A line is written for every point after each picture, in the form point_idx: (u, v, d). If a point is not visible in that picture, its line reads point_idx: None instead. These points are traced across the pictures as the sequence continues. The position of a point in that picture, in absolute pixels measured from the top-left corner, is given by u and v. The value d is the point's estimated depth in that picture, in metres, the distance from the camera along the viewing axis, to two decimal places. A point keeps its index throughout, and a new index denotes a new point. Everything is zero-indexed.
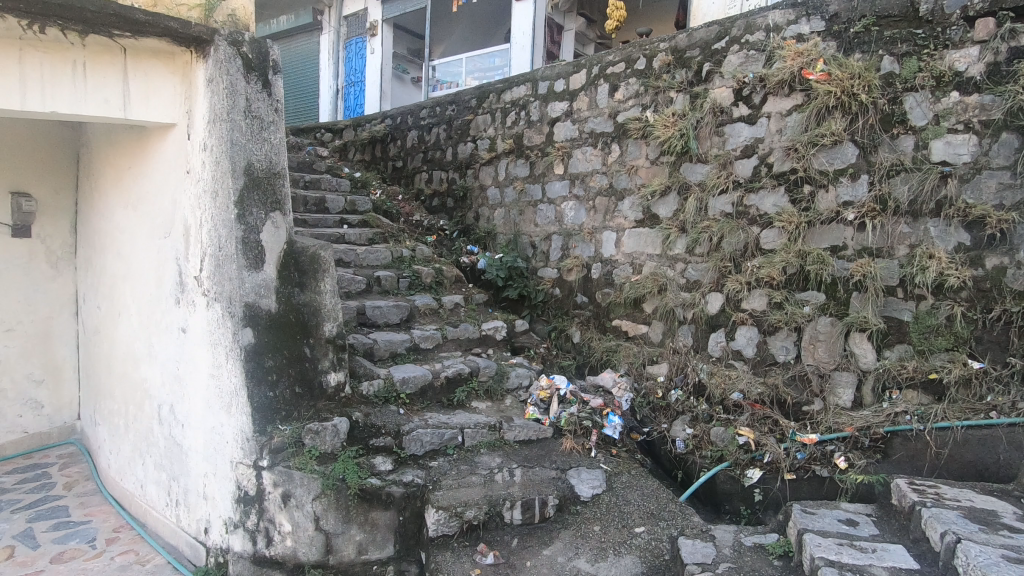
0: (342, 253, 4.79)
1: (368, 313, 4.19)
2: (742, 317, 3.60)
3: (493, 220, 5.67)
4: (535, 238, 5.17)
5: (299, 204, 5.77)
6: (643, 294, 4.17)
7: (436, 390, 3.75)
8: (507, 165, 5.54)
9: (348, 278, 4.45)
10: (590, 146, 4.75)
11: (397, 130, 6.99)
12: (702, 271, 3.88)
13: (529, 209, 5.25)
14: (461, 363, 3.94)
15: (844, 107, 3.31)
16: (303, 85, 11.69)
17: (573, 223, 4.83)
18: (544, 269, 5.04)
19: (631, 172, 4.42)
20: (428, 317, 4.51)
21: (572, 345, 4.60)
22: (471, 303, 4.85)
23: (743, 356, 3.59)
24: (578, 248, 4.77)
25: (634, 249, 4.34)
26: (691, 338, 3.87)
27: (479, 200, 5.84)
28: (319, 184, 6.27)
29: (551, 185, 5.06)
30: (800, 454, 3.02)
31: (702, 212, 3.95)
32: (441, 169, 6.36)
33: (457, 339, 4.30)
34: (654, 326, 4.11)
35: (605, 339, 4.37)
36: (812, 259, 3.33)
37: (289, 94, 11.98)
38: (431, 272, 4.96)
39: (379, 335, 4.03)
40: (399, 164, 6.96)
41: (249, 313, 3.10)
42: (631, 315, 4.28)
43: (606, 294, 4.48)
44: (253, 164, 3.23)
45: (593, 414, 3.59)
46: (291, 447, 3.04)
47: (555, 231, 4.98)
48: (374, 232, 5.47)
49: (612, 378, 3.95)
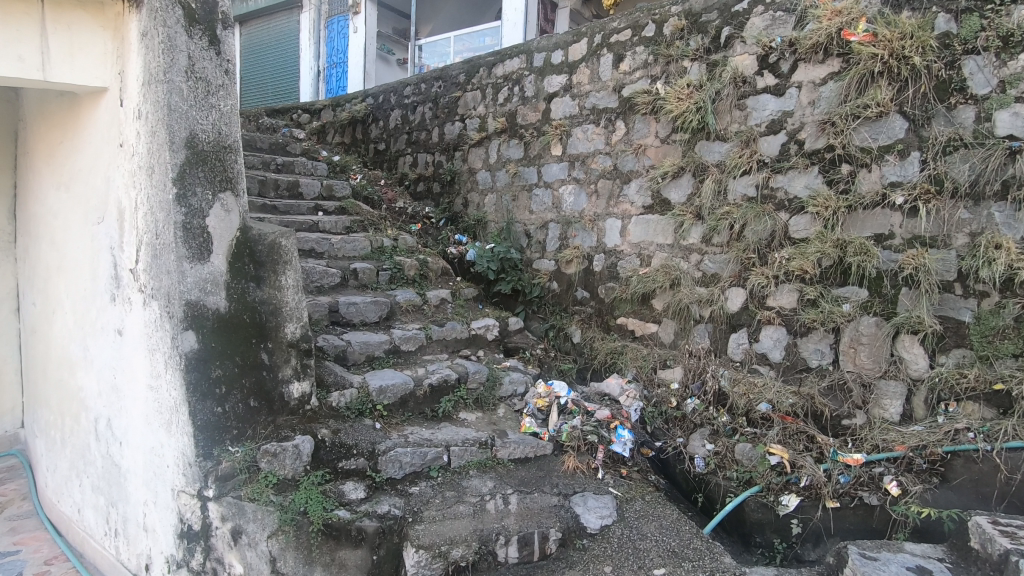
0: (314, 243, 4.28)
1: (342, 310, 3.69)
2: (769, 316, 3.17)
3: (483, 207, 5.17)
4: (529, 227, 4.69)
5: (269, 188, 5.23)
6: (652, 289, 3.71)
7: (419, 399, 3.26)
8: (499, 146, 5.04)
9: (315, 268, 3.92)
10: (592, 124, 4.26)
11: (379, 110, 6.45)
12: (721, 263, 3.43)
13: (523, 194, 4.77)
14: (448, 369, 3.46)
15: (892, 73, 2.84)
16: (281, 65, 11.03)
17: (573, 209, 4.36)
18: (539, 261, 4.56)
19: (639, 152, 3.95)
20: (411, 315, 4.02)
21: (571, 346, 4.14)
22: (459, 299, 4.36)
23: (769, 361, 3.16)
24: (578, 237, 4.30)
25: (642, 238, 3.87)
26: (708, 339, 3.43)
27: (468, 185, 5.34)
28: (292, 167, 5.73)
29: (548, 167, 4.58)
30: (844, 477, 2.61)
31: (721, 196, 3.48)
32: (426, 152, 5.83)
33: (443, 340, 3.82)
34: (665, 325, 3.65)
35: (609, 340, 3.92)
36: (854, 249, 2.87)
37: (267, 75, 11.31)
38: (414, 264, 4.46)
39: (353, 336, 3.54)
40: (381, 147, 6.42)
41: (192, 313, 2.58)
42: (638, 312, 3.82)
43: (610, 290, 4.02)
44: (197, 134, 2.69)
45: (598, 427, 3.14)
46: (243, 473, 2.56)
47: (552, 218, 4.50)
48: (352, 220, 4.96)
49: (619, 385, 3.49)
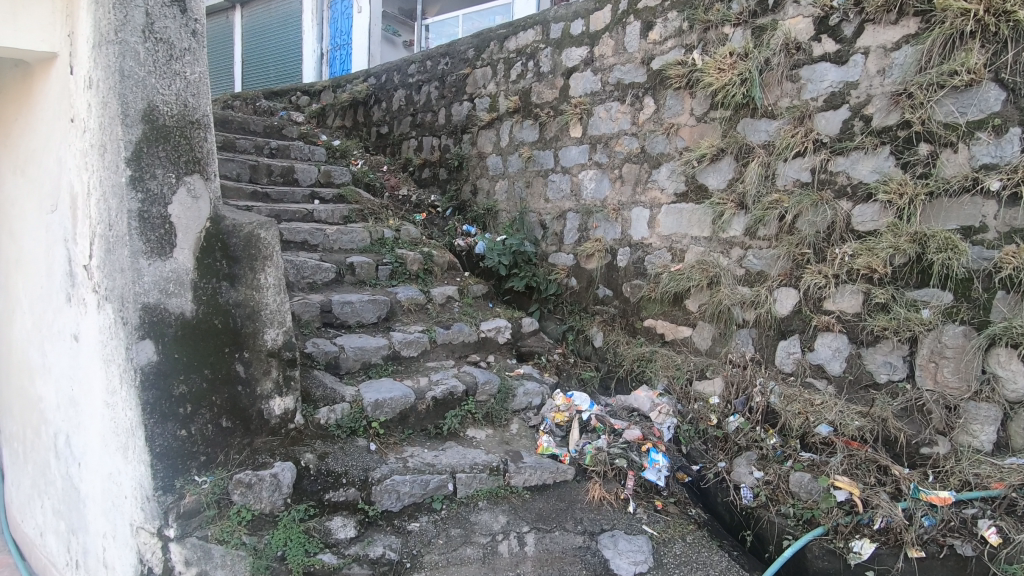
0: (307, 234, 3.87)
1: (335, 311, 3.30)
2: (828, 321, 2.73)
3: (493, 195, 4.73)
4: (545, 217, 4.25)
5: (262, 174, 4.83)
6: (686, 289, 3.27)
7: (420, 415, 2.84)
8: (511, 128, 4.58)
9: (306, 263, 3.54)
10: (617, 102, 3.80)
11: (382, 90, 6.00)
12: (768, 260, 2.98)
13: (538, 180, 4.32)
14: (454, 378, 3.03)
15: (987, 32, 2.35)
16: (282, 48, 10.49)
17: (594, 197, 3.91)
18: (555, 255, 4.12)
19: (671, 132, 3.48)
20: (413, 315, 3.61)
21: (592, 350, 3.70)
22: (466, 297, 3.94)
23: (827, 373, 2.72)
24: (600, 228, 3.85)
25: (674, 230, 3.42)
26: (752, 346, 3.00)
27: (477, 171, 4.89)
28: (288, 152, 5.31)
29: (566, 151, 4.12)
30: (927, 520, 2.18)
31: (769, 181, 3.02)
32: (432, 135, 5.39)
33: (449, 344, 3.40)
34: (701, 329, 3.22)
35: (636, 345, 3.48)
36: (937, 244, 2.40)
37: (268, 59, 10.78)
38: (418, 258, 4.05)
39: (346, 340, 3.13)
40: (384, 131, 5.98)
41: (149, 319, 2.17)
42: (670, 314, 3.39)
43: (636, 288, 3.58)
44: (156, 106, 2.26)
45: (627, 449, 2.72)
46: (210, 509, 2.16)
47: (570, 207, 4.06)
48: (351, 209, 4.54)
49: (649, 399, 3.02)
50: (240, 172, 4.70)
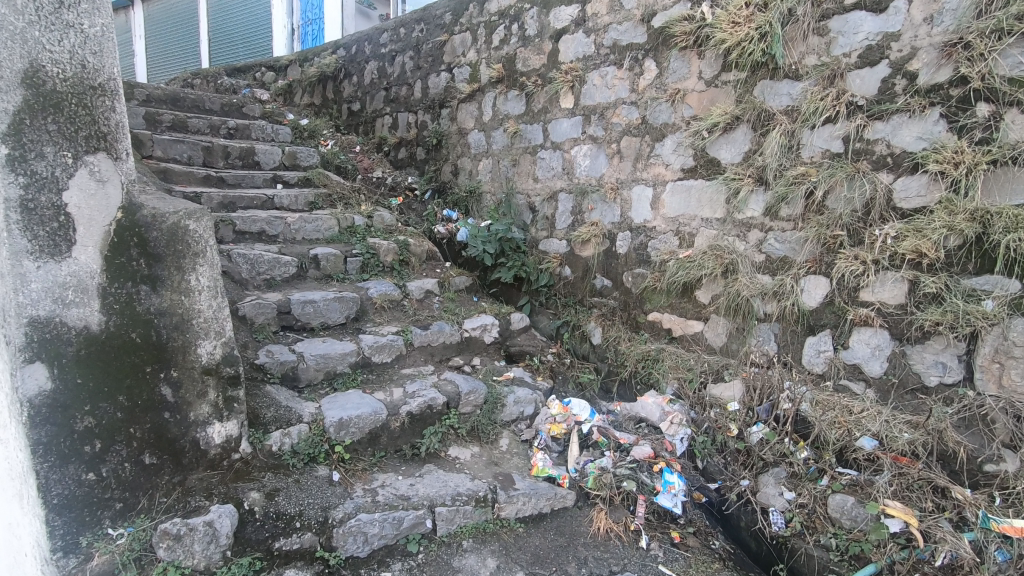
0: (264, 223, 3.41)
1: (294, 312, 2.88)
2: (866, 315, 2.34)
3: (476, 176, 4.28)
4: (533, 199, 3.81)
5: (218, 157, 4.33)
6: (697, 278, 2.87)
7: (394, 433, 2.43)
8: (494, 100, 4.11)
9: (262, 258, 3.09)
10: (613, 67, 3.35)
11: (352, 63, 5.48)
12: (793, 244, 2.59)
13: (526, 158, 3.88)
14: (433, 389, 2.62)
15: None
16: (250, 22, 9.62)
17: (589, 175, 3.48)
18: (547, 242, 3.69)
19: (676, 99, 3.05)
20: (387, 313, 3.18)
21: (590, 348, 3.30)
22: (448, 291, 3.52)
23: (865, 375, 2.35)
24: (596, 210, 3.43)
25: (681, 211, 3.01)
26: (774, 344, 2.62)
27: (458, 149, 4.43)
28: (248, 132, 4.80)
29: (557, 124, 3.68)
30: (1000, 554, 1.82)
31: (792, 153, 2.61)
32: (407, 111, 4.89)
33: (427, 347, 2.98)
34: (714, 324, 2.83)
35: (639, 342, 3.09)
36: (1003, 223, 2.00)
37: (235, 34, 9.91)
38: (392, 248, 3.60)
39: (308, 347, 2.71)
40: (356, 107, 5.47)
41: (41, 338, 1.72)
42: (678, 307, 2.99)
43: (638, 278, 3.18)
44: (43, 66, 1.76)
45: (636, 470, 2.33)
46: (128, 570, 1.75)
47: (562, 188, 3.62)
48: (317, 194, 4.07)
49: (659, 407, 2.61)
50: (192, 155, 4.21)
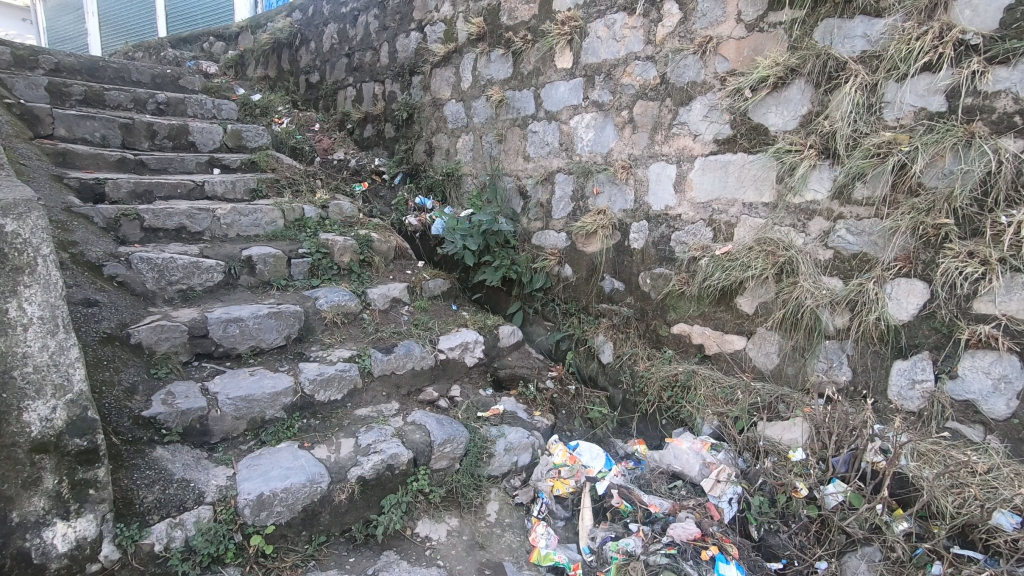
0: (183, 217, 2.68)
1: (213, 335, 2.19)
2: (987, 334, 1.69)
3: (454, 156, 3.56)
4: (524, 182, 3.12)
5: (141, 137, 3.58)
6: (739, 281, 2.21)
7: (338, 509, 1.76)
8: (474, 62, 3.39)
9: (173, 262, 2.38)
10: (621, 13, 2.65)
11: (310, 27, 4.70)
12: (874, 236, 1.93)
13: (514, 132, 3.18)
14: (395, 441, 1.93)
15: None
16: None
17: (593, 151, 2.80)
18: (542, 235, 3.00)
19: (706, 51, 2.37)
20: (341, 331, 2.49)
21: (598, 369, 2.64)
22: (420, 298, 2.84)
23: (983, 416, 1.71)
24: (602, 195, 2.75)
25: (714, 195, 2.35)
26: (848, 369, 1.98)
27: (432, 125, 3.71)
28: (182, 107, 4.03)
29: (551, 89, 2.98)
30: None
31: (872, 114, 1.95)
32: (372, 81, 4.14)
33: (391, 377, 2.29)
34: (762, 341, 2.19)
35: (663, 364, 2.43)
36: None
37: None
38: (349, 245, 2.90)
39: (225, 385, 2.01)
40: (314, 79, 4.70)
41: None
42: (712, 318, 2.34)
43: (658, 280, 2.52)
44: None
45: (676, 558, 1.70)
46: None
47: (559, 168, 2.94)
48: (259, 178, 3.35)
49: (699, 457, 2.00)
50: (106, 135, 3.45)
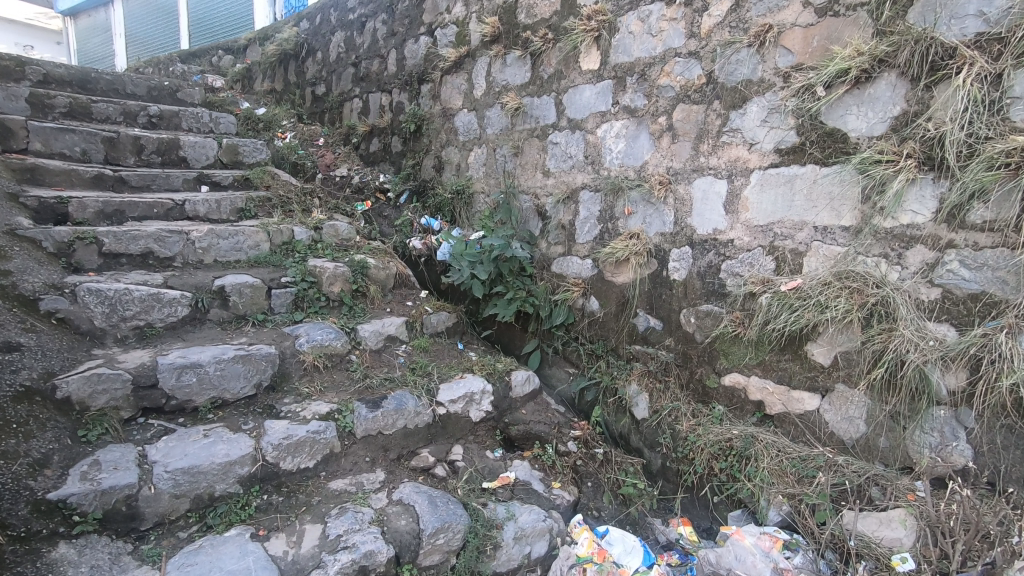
0: (150, 240, 2.34)
1: (164, 385, 1.81)
2: None
3: (466, 171, 3.17)
4: (543, 200, 2.71)
5: (126, 152, 3.29)
6: (813, 325, 1.75)
7: None
8: (488, 67, 3.02)
9: (128, 295, 2.02)
10: (658, 3, 2.26)
11: (317, 37, 4.42)
12: (1002, 273, 1.47)
13: (532, 144, 2.79)
14: (375, 533, 1.53)
15: None
16: (206, 3, 8.00)
17: (625, 164, 2.38)
18: (563, 261, 2.58)
19: (764, 42, 1.95)
20: (322, 378, 2.09)
21: (630, 425, 2.18)
22: (420, 336, 2.43)
23: None
24: (635, 216, 2.33)
25: (777, 216, 1.91)
26: (969, 448, 1.50)
27: (442, 137, 3.34)
28: (176, 120, 3.75)
29: (574, 94, 2.59)
30: None
31: (994, 113, 1.49)
32: (379, 91, 3.81)
33: (377, 438, 1.88)
34: (844, 402, 1.73)
35: (712, 424, 1.97)
36: None
37: (194, 17, 8.40)
38: (341, 272, 2.51)
39: (168, 451, 1.63)
40: (320, 91, 4.39)
41: None
42: (776, 370, 1.88)
43: (705, 320, 2.07)
44: None
45: None
46: None
47: (583, 185, 2.53)
48: (248, 197, 3.01)
49: (761, 559, 1.59)
50: (87, 149, 3.16)
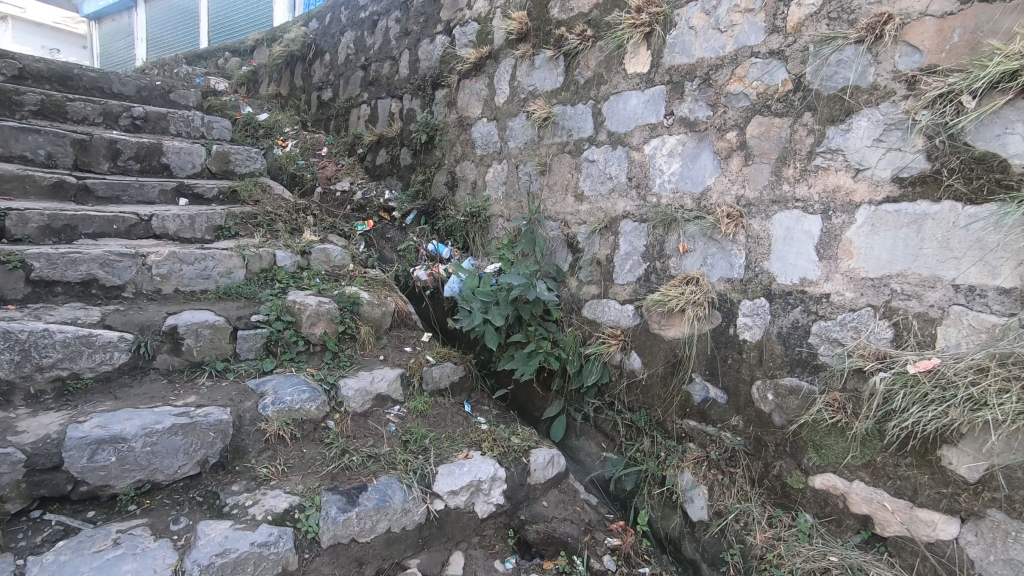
0: (94, 265, 1.91)
1: (70, 467, 1.36)
2: None
3: (482, 191, 2.72)
4: (573, 229, 2.25)
5: (99, 157, 2.90)
6: (957, 426, 1.25)
7: None
8: (513, 69, 2.58)
9: (47, 337, 1.57)
10: None
11: (326, 37, 4.05)
12: None
13: (562, 162, 2.33)
14: None
15: None
16: (224, 7, 7.78)
17: (680, 190, 1.91)
18: (597, 305, 2.11)
19: (878, 37, 1.47)
20: (287, 453, 1.64)
21: (684, 528, 1.70)
22: (418, 394, 1.96)
23: None
24: (693, 255, 1.85)
25: (895, 268, 1.43)
26: None
27: (456, 150, 2.90)
28: (163, 123, 3.37)
29: (617, 103, 2.14)
30: None
31: None
32: (389, 96, 3.39)
33: (349, 549, 1.42)
34: (1003, 539, 1.22)
35: (798, 542, 1.50)
36: None
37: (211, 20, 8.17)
38: (326, 309, 2.05)
39: (54, 572, 1.18)
40: (327, 96, 4.00)
41: None
42: (892, 478, 1.38)
43: (787, 399, 1.58)
44: None
45: None
46: None
47: (625, 213, 2.07)
48: (228, 214, 2.60)
49: None
50: (53, 152, 2.76)
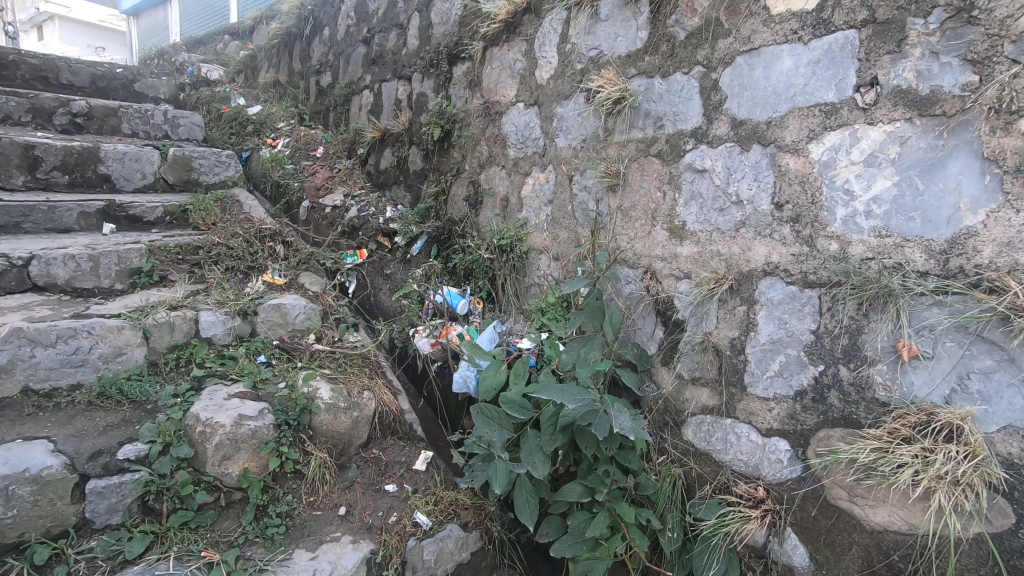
0: None
1: None
2: None
3: (517, 212, 1.84)
4: (665, 285, 1.34)
5: (9, 167, 2.14)
6: None
7: None
8: (563, 25, 1.67)
9: None
10: None
11: (326, 7, 3.24)
12: None
13: (644, 169, 1.42)
14: None
15: None
16: None
17: (894, 230, 0.99)
18: (714, 427, 1.20)
19: None
20: None
21: None
22: None
23: None
24: (932, 366, 0.92)
25: None
26: None
27: (479, 150, 2.03)
28: (112, 121, 2.62)
29: (749, 69, 1.21)
30: None
31: None
32: (395, 78, 2.54)
33: None
34: None
35: None
36: None
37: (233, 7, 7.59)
38: (250, 432, 1.22)
39: None
40: (326, 81, 3.18)
41: None
42: None
43: None
44: None
45: None
46: None
47: (770, 268, 1.15)
48: (152, 249, 1.81)
49: None
50: None
